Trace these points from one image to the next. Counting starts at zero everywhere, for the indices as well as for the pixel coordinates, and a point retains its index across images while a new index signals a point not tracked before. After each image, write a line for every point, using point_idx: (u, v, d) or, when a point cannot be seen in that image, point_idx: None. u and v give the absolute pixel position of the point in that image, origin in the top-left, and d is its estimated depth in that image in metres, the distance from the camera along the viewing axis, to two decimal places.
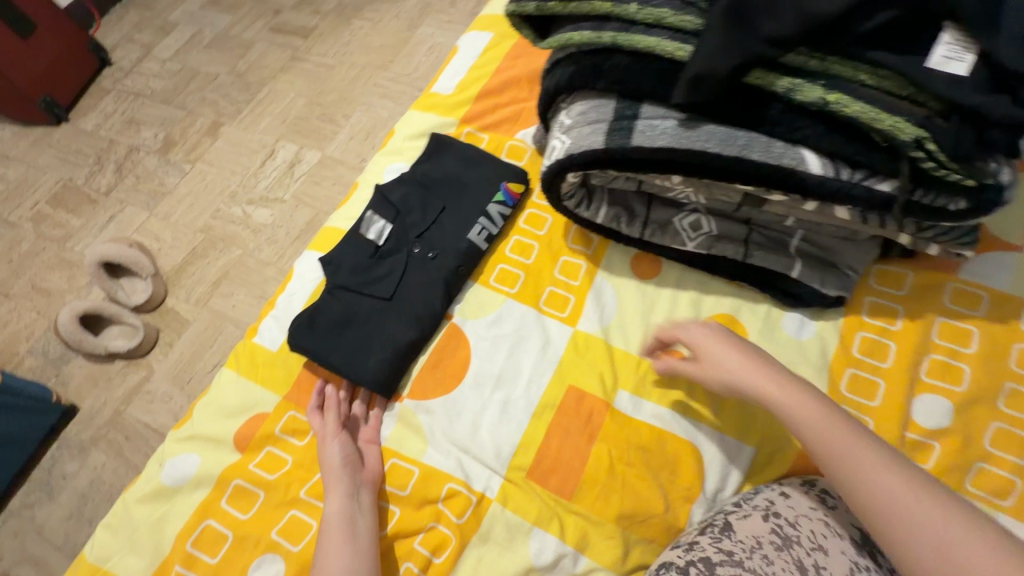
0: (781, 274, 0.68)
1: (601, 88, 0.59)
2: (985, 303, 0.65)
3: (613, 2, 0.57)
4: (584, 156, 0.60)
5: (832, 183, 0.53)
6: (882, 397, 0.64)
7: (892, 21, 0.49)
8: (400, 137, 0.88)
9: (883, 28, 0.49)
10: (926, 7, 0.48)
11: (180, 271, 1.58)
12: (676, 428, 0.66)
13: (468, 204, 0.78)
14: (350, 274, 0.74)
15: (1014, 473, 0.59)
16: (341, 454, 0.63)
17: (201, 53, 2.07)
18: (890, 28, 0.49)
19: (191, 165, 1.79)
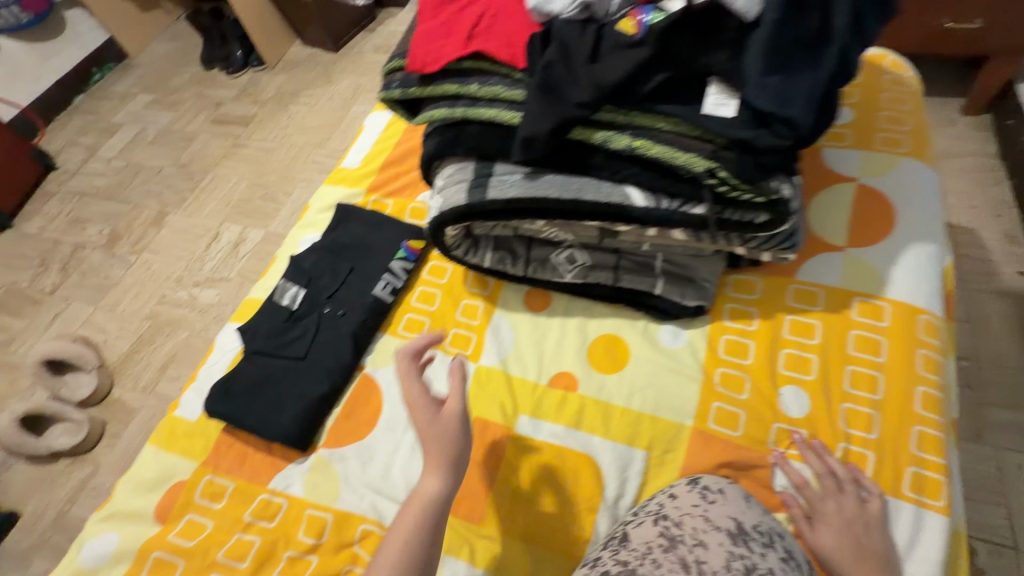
0: (647, 292, 0.76)
1: (461, 153, 0.70)
2: (822, 298, 0.74)
3: (459, 83, 0.68)
4: (452, 211, 0.69)
5: (655, 212, 0.63)
6: (749, 391, 0.72)
7: (667, 80, 0.59)
8: (314, 210, 0.96)
9: (662, 86, 0.59)
10: (691, 67, 0.58)
11: (126, 360, 1.59)
12: (572, 444, 0.72)
13: (373, 264, 0.85)
14: (266, 339, 0.80)
15: (866, 448, 0.66)
16: (454, 433, 0.60)
17: (145, 149, 2.18)
18: (667, 85, 0.59)
19: (137, 255, 1.84)
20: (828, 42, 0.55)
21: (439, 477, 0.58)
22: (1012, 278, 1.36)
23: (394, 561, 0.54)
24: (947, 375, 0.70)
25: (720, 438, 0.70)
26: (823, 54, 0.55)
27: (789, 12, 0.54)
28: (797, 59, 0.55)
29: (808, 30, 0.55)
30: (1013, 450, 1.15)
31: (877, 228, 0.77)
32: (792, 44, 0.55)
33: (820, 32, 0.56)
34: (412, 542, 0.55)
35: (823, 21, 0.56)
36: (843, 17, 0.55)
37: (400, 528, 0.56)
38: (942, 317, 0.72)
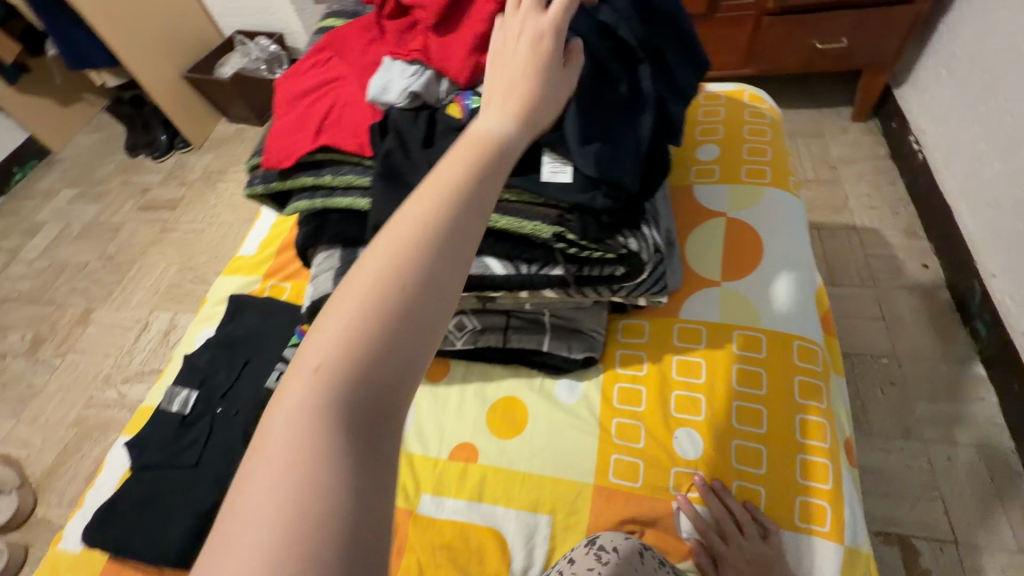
0: (536, 349, 0.76)
1: (326, 241, 0.70)
2: (704, 336, 0.76)
3: (314, 175, 0.69)
4: (323, 299, 0.69)
5: (515, 278, 0.65)
6: (645, 439, 0.71)
7: None
8: (210, 304, 0.95)
9: None
10: None
11: (51, 474, 1.51)
12: (475, 517, 0.70)
13: (268, 355, 0.84)
14: (155, 451, 0.76)
15: (757, 483, 0.67)
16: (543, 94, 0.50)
17: (70, 245, 2.13)
18: None
19: (61, 358, 1.77)
20: (640, 105, 0.60)
21: (510, 122, 0.47)
22: (917, 271, 1.43)
23: (451, 184, 0.40)
24: (829, 396, 0.72)
25: (620, 491, 0.69)
26: (638, 117, 0.60)
27: (595, 86, 0.58)
28: (615, 125, 0.59)
29: (619, 97, 0.59)
30: (940, 441, 1.17)
31: (748, 258, 0.80)
32: (605, 114, 0.58)
33: (631, 96, 0.60)
34: (457, 181, 0.41)
35: (632, 85, 0.60)
36: (647, 82, 0.60)
37: (455, 161, 0.42)
38: (817, 340, 0.74)
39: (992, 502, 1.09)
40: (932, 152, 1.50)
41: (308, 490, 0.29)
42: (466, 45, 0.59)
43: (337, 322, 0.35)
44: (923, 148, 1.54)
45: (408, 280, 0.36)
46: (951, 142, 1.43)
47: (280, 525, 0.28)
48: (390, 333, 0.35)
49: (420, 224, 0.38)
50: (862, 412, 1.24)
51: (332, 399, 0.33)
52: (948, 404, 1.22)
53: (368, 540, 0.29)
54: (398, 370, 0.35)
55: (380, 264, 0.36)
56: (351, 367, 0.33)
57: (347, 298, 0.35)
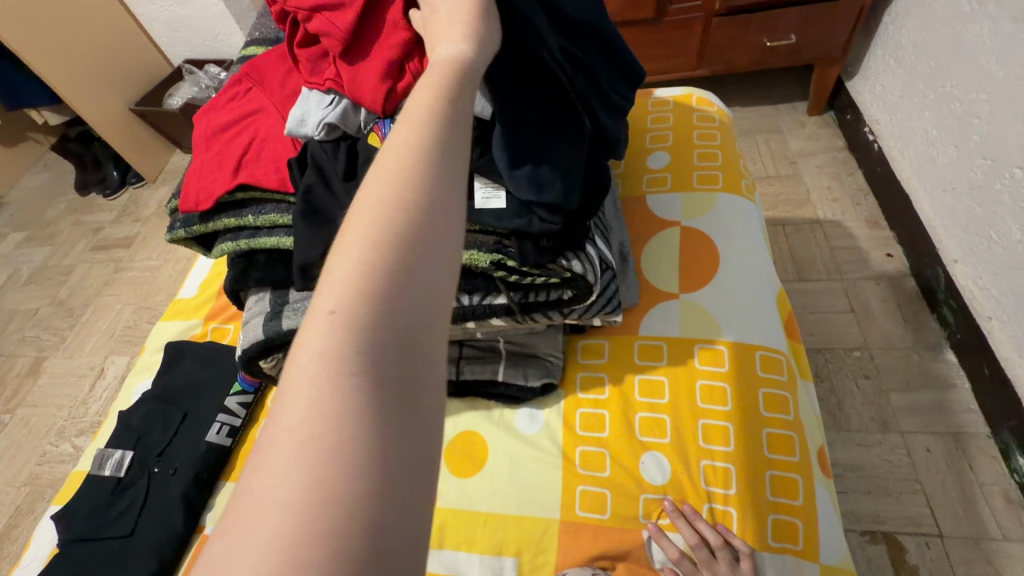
0: (491, 379, 0.72)
1: (255, 284, 0.66)
2: (665, 352, 0.73)
3: (237, 215, 0.66)
4: (253, 346, 0.64)
5: (456, 310, 0.62)
6: (610, 467, 0.67)
7: None
8: (148, 353, 0.89)
9: None
10: None
11: (2, 540, 1.42)
12: (435, 565, 0.65)
13: (208, 405, 0.78)
14: (86, 521, 0.71)
15: (729, 505, 0.64)
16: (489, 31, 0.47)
17: (19, 291, 2.02)
18: None
19: (11, 413, 1.67)
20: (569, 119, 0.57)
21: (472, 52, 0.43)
22: (882, 261, 1.43)
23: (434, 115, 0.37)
24: (797, 406, 0.70)
25: (589, 527, 0.65)
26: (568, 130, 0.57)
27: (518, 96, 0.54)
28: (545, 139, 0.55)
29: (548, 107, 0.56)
30: (919, 432, 1.16)
31: (705, 269, 0.77)
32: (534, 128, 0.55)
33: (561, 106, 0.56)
34: (442, 112, 0.38)
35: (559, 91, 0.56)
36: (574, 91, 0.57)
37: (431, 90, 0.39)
38: (780, 350, 0.72)
39: (973, 490, 1.08)
40: (887, 141, 1.51)
41: (336, 452, 0.26)
42: (376, 72, 0.55)
43: (339, 274, 0.31)
44: (878, 138, 1.55)
45: (411, 217, 0.33)
46: (905, 130, 1.44)
47: (311, 493, 0.25)
48: (402, 273, 0.31)
49: (409, 159, 0.35)
50: (839, 407, 1.22)
51: (347, 352, 0.29)
52: (922, 392, 1.21)
53: (406, 498, 0.27)
54: (417, 314, 0.31)
55: (379, 197, 0.33)
56: (364, 317, 0.29)
57: (349, 241, 0.32)
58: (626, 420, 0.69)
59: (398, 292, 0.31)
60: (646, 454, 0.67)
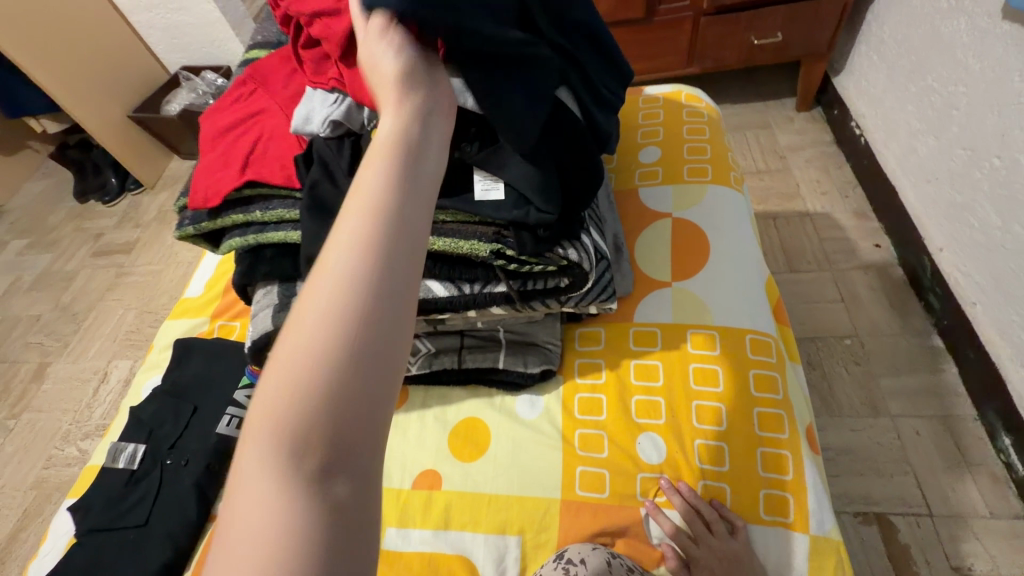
0: (492, 367, 0.75)
1: (264, 278, 0.69)
2: (659, 337, 0.75)
3: (245, 212, 0.68)
4: (263, 338, 0.67)
5: (458, 298, 0.65)
6: (608, 448, 0.70)
7: None
8: (157, 350, 0.91)
9: None
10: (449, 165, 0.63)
11: (12, 542, 1.43)
12: (443, 545, 0.68)
13: (218, 398, 0.81)
14: (101, 512, 0.73)
15: (722, 481, 0.67)
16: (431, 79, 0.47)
17: (21, 298, 2.04)
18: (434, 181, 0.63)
19: (17, 419, 1.69)
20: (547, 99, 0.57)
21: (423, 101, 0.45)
22: (870, 251, 1.47)
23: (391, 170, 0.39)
24: (785, 386, 0.72)
25: (589, 505, 0.68)
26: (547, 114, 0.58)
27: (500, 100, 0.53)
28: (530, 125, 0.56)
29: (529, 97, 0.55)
30: (907, 415, 1.19)
31: (696, 258, 0.80)
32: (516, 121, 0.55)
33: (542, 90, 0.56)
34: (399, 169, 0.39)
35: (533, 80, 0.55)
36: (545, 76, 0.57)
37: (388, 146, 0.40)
38: (769, 333, 0.75)
39: (960, 469, 1.11)
40: (872, 134, 1.54)
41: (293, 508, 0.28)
42: None
43: (274, 389, 0.31)
44: (863, 131, 1.59)
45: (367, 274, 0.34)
46: (889, 123, 1.48)
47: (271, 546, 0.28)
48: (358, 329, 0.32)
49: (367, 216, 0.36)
50: (831, 393, 1.25)
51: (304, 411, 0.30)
52: (910, 376, 1.25)
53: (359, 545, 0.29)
54: (364, 407, 0.31)
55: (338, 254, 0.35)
56: (314, 389, 0.31)
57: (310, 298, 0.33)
58: (623, 403, 0.72)
59: (340, 388, 0.31)
60: (642, 434, 0.70)
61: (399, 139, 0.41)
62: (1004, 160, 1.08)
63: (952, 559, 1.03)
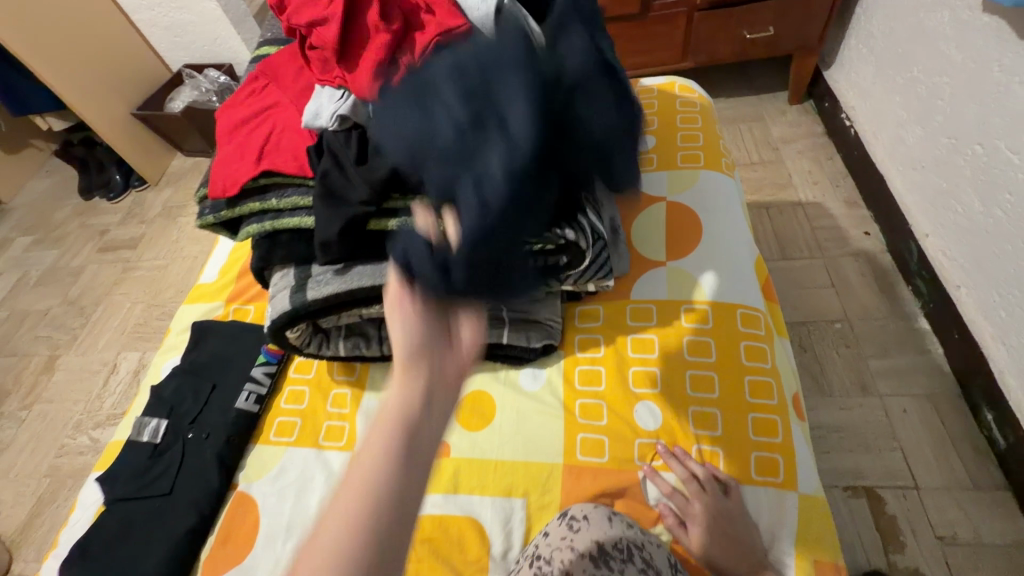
0: (497, 344, 0.79)
1: (280, 260, 0.72)
2: (654, 313, 0.80)
3: (259, 199, 0.71)
4: (279, 318, 0.69)
5: None
6: (607, 416, 0.74)
7: None
8: (174, 333, 0.95)
9: None
10: None
11: (27, 528, 1.47)
12: (452, 509, 0.71)
13: (235, 376, 0.85)
14: (127, 483, 0.76)
15: (715, 445, 0.71)
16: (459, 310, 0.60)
17: (30, 293, 2.08)
18: None
19: (28, 409, 1.72)
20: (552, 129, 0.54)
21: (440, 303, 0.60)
22: (859, 238, 1.51)
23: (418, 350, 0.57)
24: (773, 357, 0.76)
25: (589, 469, 0.72)
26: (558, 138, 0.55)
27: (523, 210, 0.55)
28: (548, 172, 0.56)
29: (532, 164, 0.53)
30: (895, 394, 1.24)
31: (689, 239, 0.85)
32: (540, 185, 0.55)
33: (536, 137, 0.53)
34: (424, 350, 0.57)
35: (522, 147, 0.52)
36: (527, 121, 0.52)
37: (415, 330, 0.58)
38: (759, 308, 0.79)
39: (945, 445, 1.16)
40: (862, 125, 1.59)
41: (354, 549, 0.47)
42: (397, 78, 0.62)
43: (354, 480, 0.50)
44: (853, 123, 1.63)
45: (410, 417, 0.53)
46: (877, 115, 1.52)
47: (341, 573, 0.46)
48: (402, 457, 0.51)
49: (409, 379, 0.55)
50: (822, 374, 1.30)
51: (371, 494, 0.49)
52: (898, 357, 1.29)
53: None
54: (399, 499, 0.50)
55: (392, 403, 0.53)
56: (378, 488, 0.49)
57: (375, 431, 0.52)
58: (621, 374, 0.77)
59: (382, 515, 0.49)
60: (639, 402, 0.74)
61: (418, 349, 0.56)
62: (986, 147, 1.13)
63: (936, 530, 1.07)
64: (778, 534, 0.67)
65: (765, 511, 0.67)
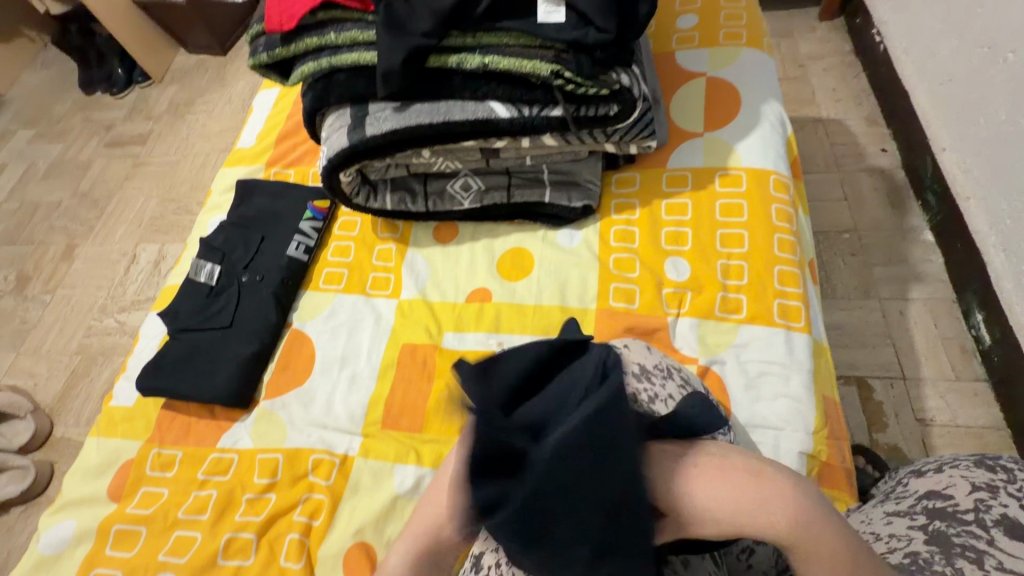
0: (538, 202, 0.83)
1: (335, 102, 0.74)
2: (688, 179, 0.83)
3: (318, 35, 0.71)
4: (338, 154, 0.73)
5: (518, 120, 0.70)
6: (639, 268, 0.79)
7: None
8: (216, 194, 0.98)
9: (492, 6, 0.66)
10: None
11: (63, 398, 1.55)
12: (493, 345, 0.78)
13: (283, 228, 0.88)
14: (189, 316, 0.82)
15: (740, 292, 0.75)
16: None
17: (39, 184, 2.05)
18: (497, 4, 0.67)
19: (52, 294, 1.76)
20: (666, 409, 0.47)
21: None
22: (877, 155, 1.53)
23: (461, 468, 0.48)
24: (798, 223, 0.81)
25: (621, 312, 0.77)
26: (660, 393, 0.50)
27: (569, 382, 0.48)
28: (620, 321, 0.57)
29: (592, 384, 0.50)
30: (894, 298, 1.31)
31: (728, 111, 0.87)
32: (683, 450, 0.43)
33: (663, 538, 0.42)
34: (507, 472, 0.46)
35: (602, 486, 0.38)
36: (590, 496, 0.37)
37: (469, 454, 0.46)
38: (788, 176, 0.83)
39: (936, 343, 1.25)
40: (892, 41, 1.55)
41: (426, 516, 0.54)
42: None
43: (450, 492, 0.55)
44: (884, 39, 1.59)
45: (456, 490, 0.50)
46: (910, 28, 1.48)
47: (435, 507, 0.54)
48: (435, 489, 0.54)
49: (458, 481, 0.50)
50: (827, 279, 1.37)
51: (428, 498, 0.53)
52: (901, 266, 1.36)
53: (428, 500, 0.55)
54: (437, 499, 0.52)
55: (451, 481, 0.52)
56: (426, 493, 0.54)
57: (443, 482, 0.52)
58: (653, 232, 0.81)
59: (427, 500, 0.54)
60: (669, 260, 0.79)
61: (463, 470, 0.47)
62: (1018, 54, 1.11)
63: (917, 414, 1.18)
64: (799, 374, 0.70)
65: (785, 352, 0.71)
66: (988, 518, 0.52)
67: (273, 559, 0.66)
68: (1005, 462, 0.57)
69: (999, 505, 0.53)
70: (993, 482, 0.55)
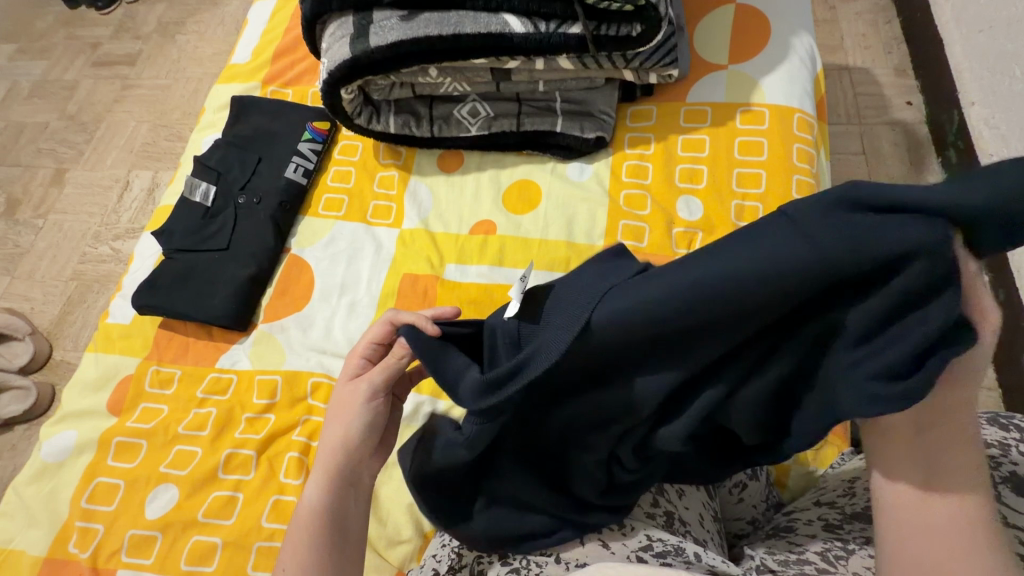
0: (550, 132, 0.79)
1: (337, 8, 0.69)
2: (708, 115, 0.79)
3: None
4: (340, 65, 0.69)
5: (534, 36, 0.66)
6: (650, 207, 0.76)
7: None
8: (211, 111, 0.93)
9: None
10: None
11: (60, 324, 1.55)
12: (497, 278, 0.76)
13: (280, 149, 0.84)
14: (184, 236, 0.79)
15: None
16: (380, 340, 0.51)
17: (23, 104, 1.95)
18: None
19: (43, 219, 1.71)
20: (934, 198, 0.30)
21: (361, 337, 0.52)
22: (901, 108, 1.39)
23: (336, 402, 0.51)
24: (818, 165, 0.77)
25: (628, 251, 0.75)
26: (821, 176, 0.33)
27: (693, 275, 0.35)
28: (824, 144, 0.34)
29: (729, 247, 0.35)
30: None
31: (755, 43, 0.81)
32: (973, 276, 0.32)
33: (771, 418, 0.41)
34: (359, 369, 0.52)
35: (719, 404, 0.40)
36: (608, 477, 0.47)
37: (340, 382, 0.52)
38: (813, 116, 0.78)
39: None
40: None
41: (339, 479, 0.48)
42: None
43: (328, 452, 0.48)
44: None
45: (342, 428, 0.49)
46: None
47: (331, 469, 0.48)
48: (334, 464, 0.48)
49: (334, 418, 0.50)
50: None
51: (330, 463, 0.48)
52: None
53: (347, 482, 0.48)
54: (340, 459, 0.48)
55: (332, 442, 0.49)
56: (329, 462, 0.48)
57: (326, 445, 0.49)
58: (667, 170, 0.78)
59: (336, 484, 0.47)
60: (682, 200, 0.76)
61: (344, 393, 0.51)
62: None
63: None
64: None
65: None
66: (998, 474, 0.49)
67: (273, 476, 0.67)
68: (1019, 421, 0.54)
69: (1010, 463, 0.50)
70: (1005, 440, 0.52)
